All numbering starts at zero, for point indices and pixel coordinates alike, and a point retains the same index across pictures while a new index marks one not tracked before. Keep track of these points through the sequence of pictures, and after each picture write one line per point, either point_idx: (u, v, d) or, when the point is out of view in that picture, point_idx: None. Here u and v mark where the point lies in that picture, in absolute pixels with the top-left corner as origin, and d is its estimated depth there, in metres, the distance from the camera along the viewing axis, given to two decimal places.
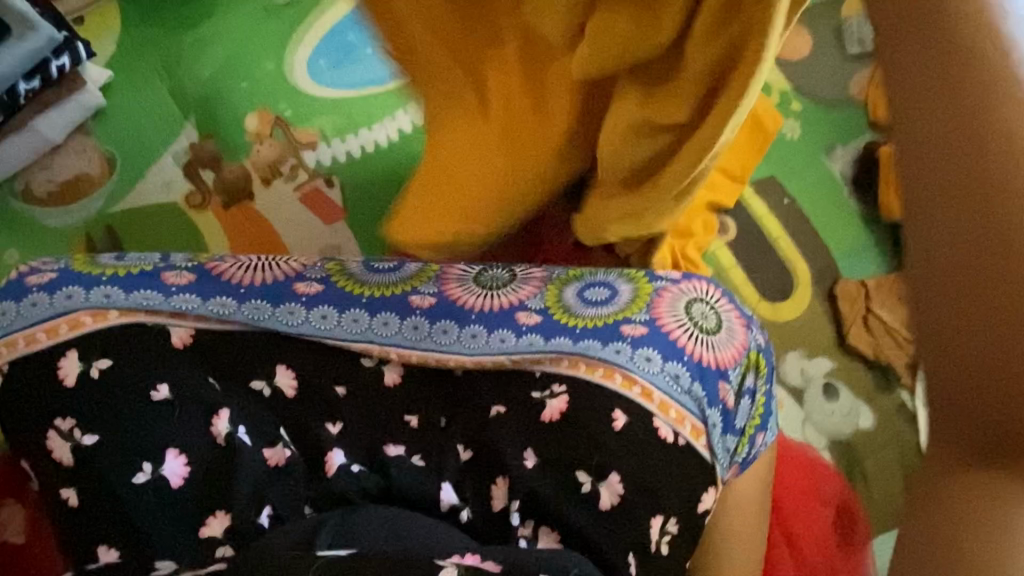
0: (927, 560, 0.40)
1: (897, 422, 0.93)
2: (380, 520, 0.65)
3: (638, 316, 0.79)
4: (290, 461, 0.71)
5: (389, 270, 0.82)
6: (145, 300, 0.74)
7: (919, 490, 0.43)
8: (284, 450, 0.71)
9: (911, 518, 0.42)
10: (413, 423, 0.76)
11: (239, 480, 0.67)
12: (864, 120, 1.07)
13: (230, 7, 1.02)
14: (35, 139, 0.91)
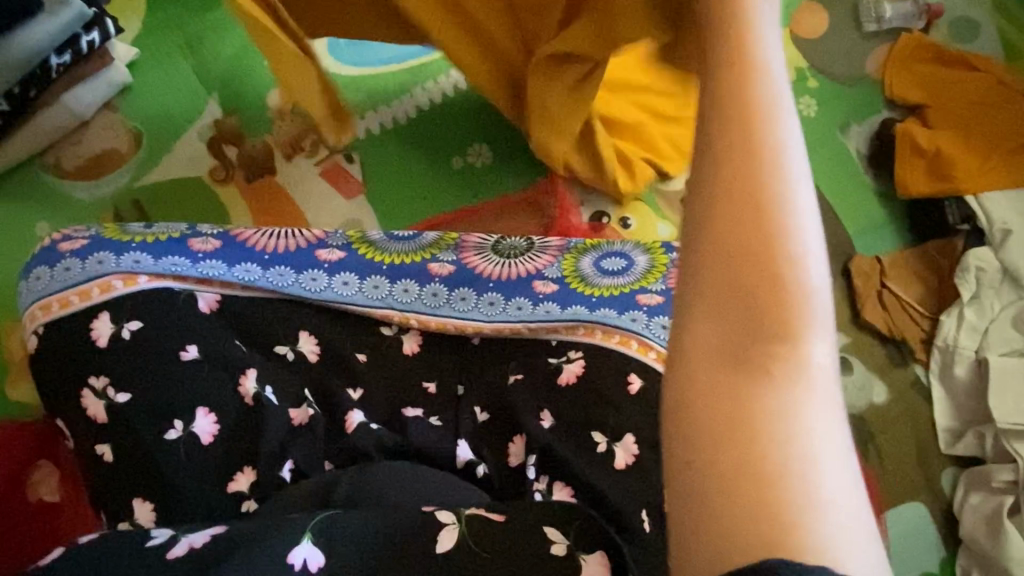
0: None
1: (909, 396, 0.95)
2: (398, 474, 0.69)
3: (654, 286, 0.81)
4: (313, 419, 0.74)
5: (407, 238, 0.86)
6: (173, 266, 0.77)
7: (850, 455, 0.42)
8: (307, 410, 0.75)
9: None
10: (431, 389, 0.79)
11: (266, 437, 0.71)
12: (880, 99, 1.07)
13: None
14: (64, 114, 0.93)
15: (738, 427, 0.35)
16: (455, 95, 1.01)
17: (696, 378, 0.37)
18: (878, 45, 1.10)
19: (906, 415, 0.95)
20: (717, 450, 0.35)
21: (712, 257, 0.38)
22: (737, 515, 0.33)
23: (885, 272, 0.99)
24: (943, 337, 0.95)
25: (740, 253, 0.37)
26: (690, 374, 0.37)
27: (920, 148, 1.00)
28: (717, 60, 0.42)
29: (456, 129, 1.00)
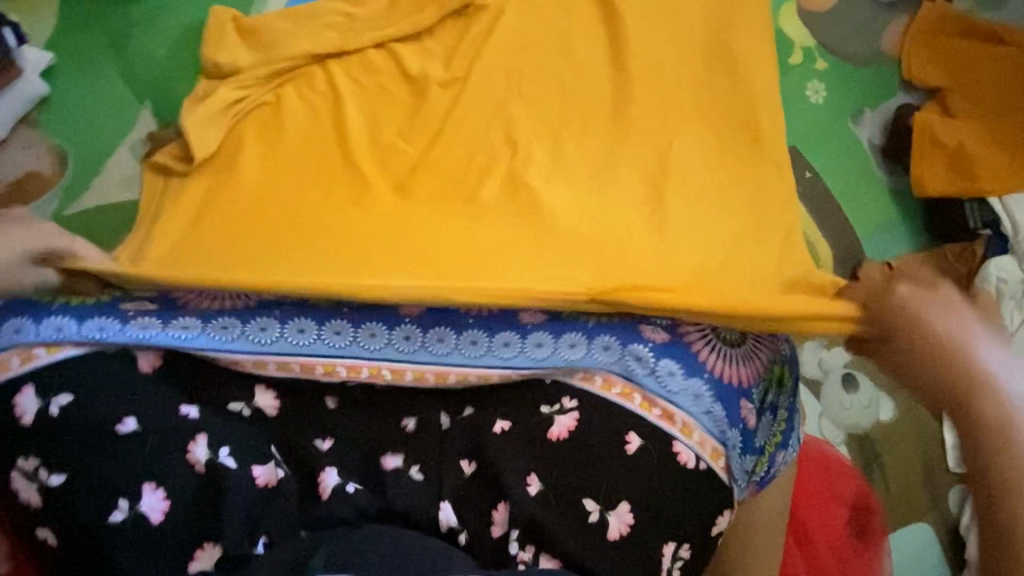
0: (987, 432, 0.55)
1: (918, 411, 0.90)
2: (378, 540, 0.62)
3: (660, 318, 0.74)
4: (281, 482, 0.69)
5: (369, 285, 0.76)
6: (99, 330, 0.69)
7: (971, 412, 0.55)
8: (275, 470, 0.69)
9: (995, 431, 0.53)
10: (410, 427, 0.73)
11: (229, 510, 0.64)
12: (896, 80, 0.98)
13: None
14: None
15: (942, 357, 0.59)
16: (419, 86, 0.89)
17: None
18: (896, 16, 1.00)
19: (914, 431, 0.90)
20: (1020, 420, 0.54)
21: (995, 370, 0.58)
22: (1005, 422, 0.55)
23: None
24: None
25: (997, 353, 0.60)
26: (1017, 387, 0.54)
27: (939, 141, 0.91)
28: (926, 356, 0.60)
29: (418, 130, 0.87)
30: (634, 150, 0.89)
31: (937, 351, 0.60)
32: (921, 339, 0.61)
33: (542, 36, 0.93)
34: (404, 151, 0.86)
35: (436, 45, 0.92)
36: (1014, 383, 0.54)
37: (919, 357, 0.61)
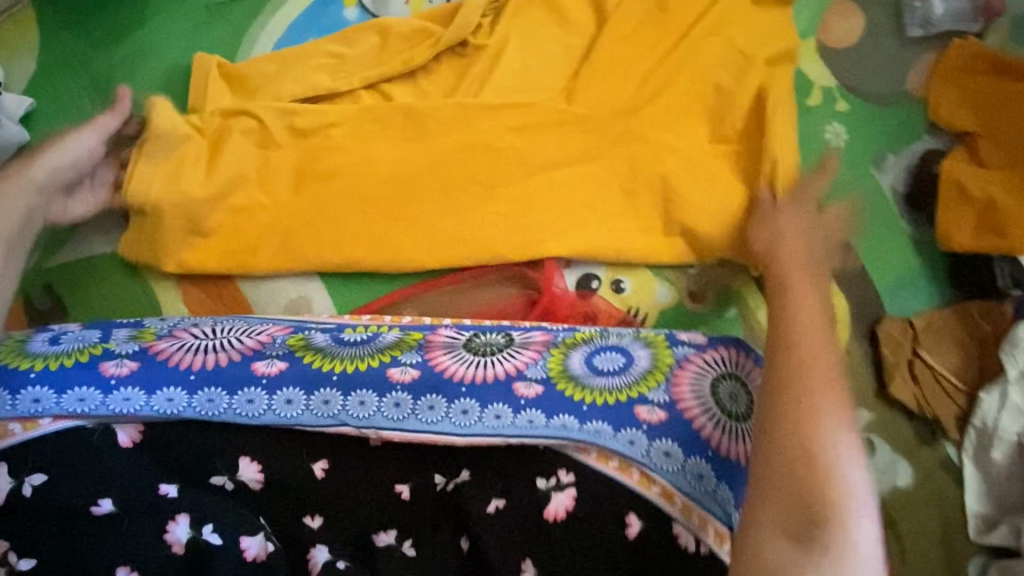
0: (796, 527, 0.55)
1: (939, 477, 0.85)
2: None
3: (655, 396, 0.70)
4: (271, 556, 0.63)
5: (360, 342, 0.75)
6: (81, 399, 0.66)
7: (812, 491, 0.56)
8: (264, 543, 0.63)
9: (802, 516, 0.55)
10: (405, 494, 0.68)
11: None
12: (920, 122, 0.93)
13: (168, 13, 0.90)
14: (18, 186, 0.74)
15: (813, 398, 0.60)
16: (414, 128, 0.86)
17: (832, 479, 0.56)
18: (922, 54, 0.95)
19: (935, 499, 0.84)
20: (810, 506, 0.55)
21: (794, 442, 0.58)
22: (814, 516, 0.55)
23: (918, 338, 0.87)
24: (981, 416, 0.83)
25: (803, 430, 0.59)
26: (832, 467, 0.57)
27: (968, 193, 0.86)
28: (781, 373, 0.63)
29: (411, 178, 0.85)
30: (637, 199, 0.86)
31: (809, 374, 0.62)
32: (797, 352, 0.64)
33: (544, 78, 0.90)
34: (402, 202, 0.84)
35: (433, 87, 0.89)
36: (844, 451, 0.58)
37: (792, 383, 0.61)
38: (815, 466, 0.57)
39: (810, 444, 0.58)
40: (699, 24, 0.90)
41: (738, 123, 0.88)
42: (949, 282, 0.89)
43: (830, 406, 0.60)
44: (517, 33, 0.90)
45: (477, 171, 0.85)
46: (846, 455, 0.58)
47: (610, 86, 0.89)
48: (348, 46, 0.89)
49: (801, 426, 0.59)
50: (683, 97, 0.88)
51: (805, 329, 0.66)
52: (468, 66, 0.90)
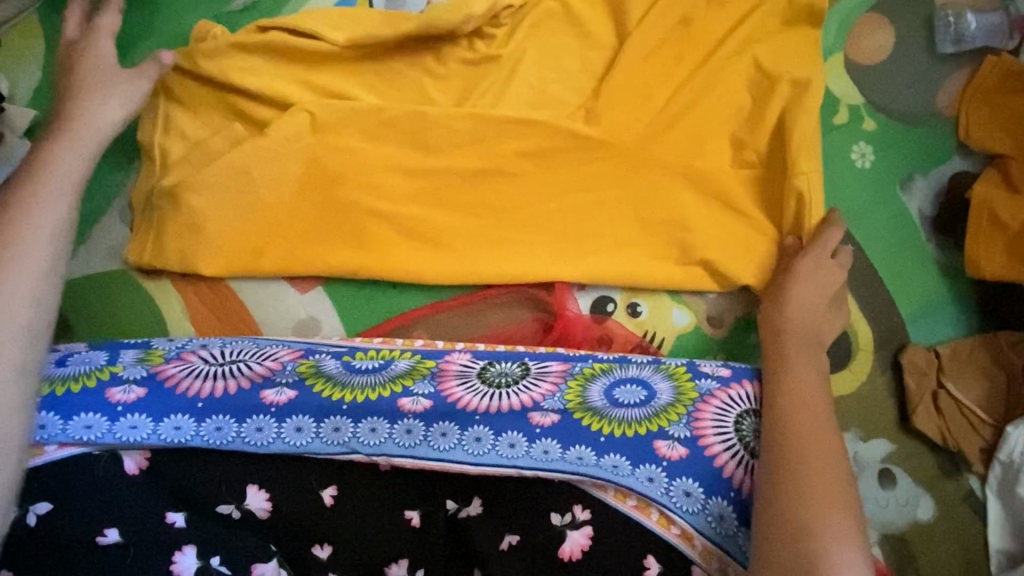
0: (783, 553, 0.58)
1: (961, 512, 0.82)
2: None
3: (675, 430, 0.69)
4: None
5: (373, 369, 0.73)
6: (88, 426, 0.65)
7: (794, 516, 0.59)
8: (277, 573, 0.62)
9: (786, 539, 0.58)
10: (415, 521, 0.67)
11: None
12: (952, 144, 0.90)
13: (175, 23, 0.89)
14: (69, 154, 0.73)
15: (800, 477, 0.61)
16: (426, 144, 0.84)
17: (810, 503, 0.59)
18: (954, 70, 0.92)
19: (957, 534, 0.82)
20: (791, 530, 0.58)
21: (775, 471, 0.63)
22: (794, 538, 0.58)
23: (942, 368, 0.84)
24: (1007, 450, 0.80)
25: (785, 458, 0.63)
26: (813, 493, 0.60)
27: (1000, 220, 0.83)
28: (767, 412, 0.68)
29: (428, 199, 0.84)
30: (653, 221, 0.84)
31: (799, 455, 0.63)
32: (788, 430, 0.65)
33: (561, 95, 0.88)
34: (414, 221, 0.84)
35: (447, 101, 0.87)
36: (826, 479, 0.61)
37: (781, 463, 0.63)
38: (798, 493, 0.60)
39: (791, 470, 0.62)
40: (723, 42, 0.88)
41: (761, 144, 0.85)
42: (976, 311, 0.87)
43: (808, 427, 0.65)
44: (533, 50, 0.88)
45: (493, 195, 0.85)
46: (827, 481, 0.61)
47: (629, 102, 0.86)
48: (362, 61, 0.87)
49: (787, 508, 0.60)
50: (705, 116, 0.86)
51: (800, 408, 0.67)
52: (483, 81, 0.87)
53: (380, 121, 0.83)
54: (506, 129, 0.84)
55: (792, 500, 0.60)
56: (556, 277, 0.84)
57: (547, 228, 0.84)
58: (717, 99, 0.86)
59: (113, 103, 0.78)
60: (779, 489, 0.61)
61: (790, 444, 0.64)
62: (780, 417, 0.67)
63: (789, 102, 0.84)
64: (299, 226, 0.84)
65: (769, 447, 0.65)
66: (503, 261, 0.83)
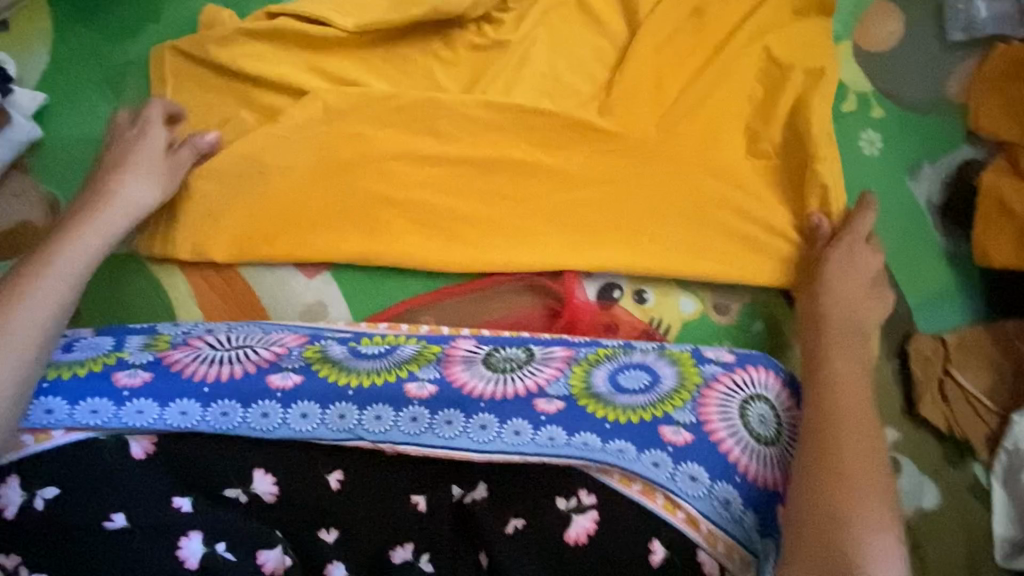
0: (820, 542, 0.58)
1: (966, 500, 0.83)
2: None
3: (681, 417, 0.69)
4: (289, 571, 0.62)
5: (378, 354, 0.73)
6: (93, 411, 0.65)
7: (832, 507, 0.60)
8: (283, 558, 0.63)
9: (824, 530, 0.59)
10: (421, 506, 0.67)
11: None
12: (960, 131, 0.90)
13: (181, 6, 0.88)
14: (90, 234, 0.71)
15: (834, 463, 0.62)
16: (439, 131, 0.84)
17: (848, 496, 0.60)
18: (963, 58, 0.91)
19: (962, 521, 0.83)
20: (828, 521, 0.59)
21: (812, 459, 0.63)
22: (830, 528, 0.59)
23: (949, 357, 0.84)
24: (1013, 439, 0.80)
25: (825, 447, 0.63)
26: (852, 485, 0.61)
27: (1009, 208, 0.82)
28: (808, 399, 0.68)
29: (437, 187, 0.84)
30: (663, 208, 0.84)
31: (834, 442, 0.63)
32: (824, 417, 0.66)
33: (572, 84, 0.88)
34: (422, 206, 0.83)
35: (458, 90, 0.87)
36: (866, 472, 0.61)
37: (817, 449, 0.63)
38: (837, 483, 0.61)
39: (831, 460, 0.62)
40: (734, 33, 0.89)
41: (775, 135, 0.86)
42: (983, 299, 0.86)
43: (850, 418, 0.65)
44: (546, 38, 0.88)
45: (505, 184, 0.84)
46: (866, 474, 0.61)
47: (641, 91, 0.86)
48: (374, 50, 0.87)
49: (821, 495, 0.61)
50: (718, 106, 0.86)
51: (838, 395, 0.67)
52: (494, 69, 0.87)
53: (396, 107, 0.83)
54: (521, 117, 0.84)
55: (831, 490, 0.61)
56: (565, 263, 0.83)
57: (555, 214, 0.84)
58: (729, 90, 0.87)
59: (146, 180, 0.77)
60: (818, 478, 0.62)
61: (832, 433, 0.64)
62: (822, 406, 0.66)
63: (804, 89, 0.87)
64: (306, 211, 0.83)
65: (809, 434, 0.65)
66: (511, 247, 0.83)
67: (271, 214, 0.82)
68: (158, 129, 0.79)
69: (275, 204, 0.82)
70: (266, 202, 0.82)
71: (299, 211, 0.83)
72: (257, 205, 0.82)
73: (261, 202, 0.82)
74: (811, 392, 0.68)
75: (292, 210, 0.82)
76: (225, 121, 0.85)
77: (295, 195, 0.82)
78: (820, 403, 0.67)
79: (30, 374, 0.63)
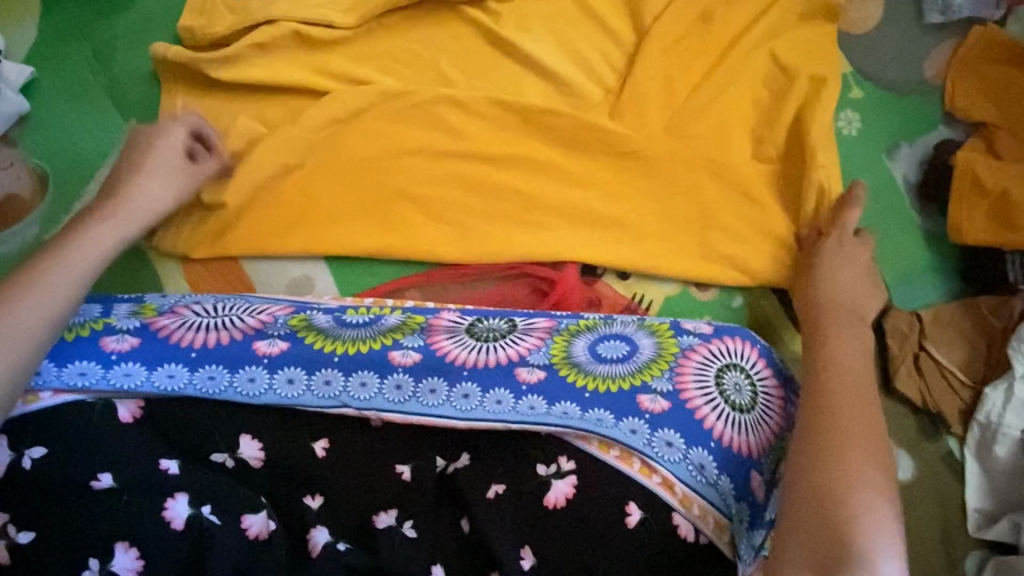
0: (811, 512, 0.60)
1: (940, 474, 0.84)
2: None
3: (658, 384, 0.70)
4: (273, 535, 0.63)
5: (362, 323, 0.74)
6: (82, 374, 0.66)
7: (824, 479, 0.61)
8: (267, 521, 0.64)
9: (814, 500, 0.60)
10: (405, 475, 0.68)
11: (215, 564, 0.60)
12: (937, 111, 0.91)
13: None
14: (106, 233, 0.72)
15: (839, 443, 0.63)
16: (454, 131, 0.86)
17: (841, 470, 0.62)
18: (941, 42, 0.93)
19: (937, 495, 0.84)
20: (819, 492, 0.61)
21: (808, 435, 0.65)
22: (820, 498, 0.60)
23: (924, 332, 0.86)
24: (985, 411, 0.82)
25: (823, 424, 0.65)
26: (845, 460, 0.62)
27: (983, 186, 0.84)
28: (808, 383, 0.70)
29: (439, 179, 0.86)
30: (646, 189, 0.87)
31: (837, 424, 0.65)
32: (826, 402, 0.67)
33: (581, 87, 0.89)
34: (412, 185, 0.85)
35: (448, 71, 0.89)
36: (861, 452, 0.63)
37: (820, 429, 0.65)
38: (832, 458, 0.63)
39: (826, 436, 0.64)
40: (741, 37, 0.91)
41: (781, 139, 0.88)
42: (959, 277, 0.89)
43: (847, 401, 0.67)
44: (554, 40, 0.90)
45: (505, 171, 0.86)
46: (860, 452, 0.63)
47: (648, 91, 0.88)
48: (377, 40, 0.89)
49: (815, 468, 0.62)
50: (727, 108, 0.88)
51: (838, 381, 0.69)
52: (506, 72, 0.89)
53: (413, 104, 0.86)
54: (534, 118, 0.87)
55: (826, 463, 0.62)
56: (550, 240, 0.85)
57: (541, 193, 0.86)
58: (736, 93, 0.89)
59: (160, 181, 0.78)
60: (813, 453, 0.63)
61: (831, 412, 0.66)
62: (820, 387, 0.69)
63: (807, 97, 0.88)
64: (299, 188, 0.85)
65: (807, 413, 0.67)
66: (498, 225, 0.86)
67: (265, 191, 0.84)
68: (181, 133, 0.80)
69: (267, 182, 0.84)
70: (257, 178, 0.83)
71: (291, 189, 0.85)
72: (248, 180, 0.83)
73: (252, 177, 0.83)
74: (812, 376, 0.71)
75: (289, 188, 0.85)
76: (218, 101, 0.86)
77: (288, 174, 0.85)
78: (821, 386, 0.69)
79: (37, 365, 0.63)
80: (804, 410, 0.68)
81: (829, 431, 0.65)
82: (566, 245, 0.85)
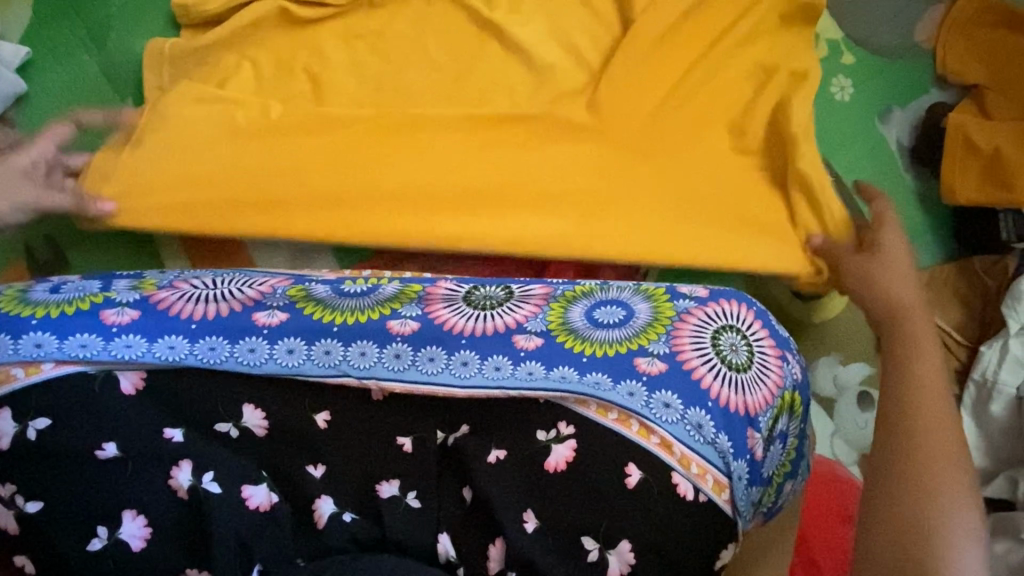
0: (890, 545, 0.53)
1: None
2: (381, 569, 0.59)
3: (656, 347, 0.71)
4: (277, 506, 0.64)
5: (361, 293, 0.75)
6: (83, 346, 0.67)
7: (907, 509, 0.54)
8: (270, 494, 0.65)
9: (897, 533, 0.53)
10: (406, 447, 0.68)
11: (217, 535, 0.61)
12: (930, 75, 0.92)
13: None
14: None
15: (924, 472, 0.55)
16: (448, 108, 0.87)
17: (930, 497, 0.54)
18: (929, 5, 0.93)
19: None
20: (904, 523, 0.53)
21: (890, 451, 0.58)
22: (904, 528, 0.53)
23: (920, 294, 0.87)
24: (981, 369, 0.82)
25: (905, 441, 0.57)
26: (932, 485, 0.54)
27: (974, 147, 0.84)
28: (887, 387, 0.63)
29: (432, 148, 0.85)
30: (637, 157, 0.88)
31: (922, 455, 0.56)
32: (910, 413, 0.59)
33: (571, 59, 0.90)
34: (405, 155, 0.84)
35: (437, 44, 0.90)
36: (955, 475, 0.55)
37: (897, 449, 0.57)
38: (918, 481, 0.55)
39: (911, 455, 0.56)
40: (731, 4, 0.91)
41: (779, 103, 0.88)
42: (953, 237, 0.90)
43: (933, 412, 0.59)
44: (541, 12, 0.91)
45: (499, 140, 0.86)
46: (952, 475, 0.55)
47: (641, 59, 0.88)
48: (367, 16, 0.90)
49: (898, 494, 0.55)
50: (717, 79, 0.89)
51: (919, 397, 0.60)
52: (499, 48, 0.90)
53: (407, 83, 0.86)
54: (530, 101, 0.88)
55: (908, 488, 0.55)
56: (547, 208, 0.84)
57: (536, 162, 0.85)
58: (725, 69, 0.90)
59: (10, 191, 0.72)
60: (896, 476, 0.56)
61: (914, 424, 0.58)
62: (900, 395, 0.61)
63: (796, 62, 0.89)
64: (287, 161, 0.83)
65: (887, 423, 0.60)
66: (494, 193, 0.84)
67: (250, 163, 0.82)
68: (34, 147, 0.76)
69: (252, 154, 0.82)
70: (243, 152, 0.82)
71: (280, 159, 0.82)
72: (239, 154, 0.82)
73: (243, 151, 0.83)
74: (888, 381, 0.63)
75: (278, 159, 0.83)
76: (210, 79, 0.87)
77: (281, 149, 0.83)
78: (900, 394, 0.61)
79: None
80: (883, 420, 0.60)
81: (912, 449, 0.57)
82: (563, 215, 0.84)
